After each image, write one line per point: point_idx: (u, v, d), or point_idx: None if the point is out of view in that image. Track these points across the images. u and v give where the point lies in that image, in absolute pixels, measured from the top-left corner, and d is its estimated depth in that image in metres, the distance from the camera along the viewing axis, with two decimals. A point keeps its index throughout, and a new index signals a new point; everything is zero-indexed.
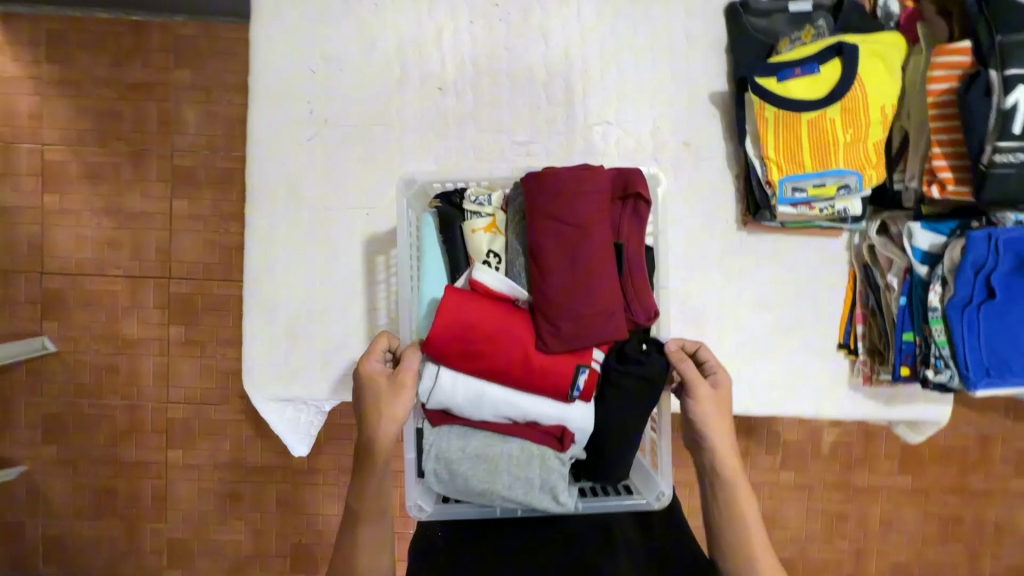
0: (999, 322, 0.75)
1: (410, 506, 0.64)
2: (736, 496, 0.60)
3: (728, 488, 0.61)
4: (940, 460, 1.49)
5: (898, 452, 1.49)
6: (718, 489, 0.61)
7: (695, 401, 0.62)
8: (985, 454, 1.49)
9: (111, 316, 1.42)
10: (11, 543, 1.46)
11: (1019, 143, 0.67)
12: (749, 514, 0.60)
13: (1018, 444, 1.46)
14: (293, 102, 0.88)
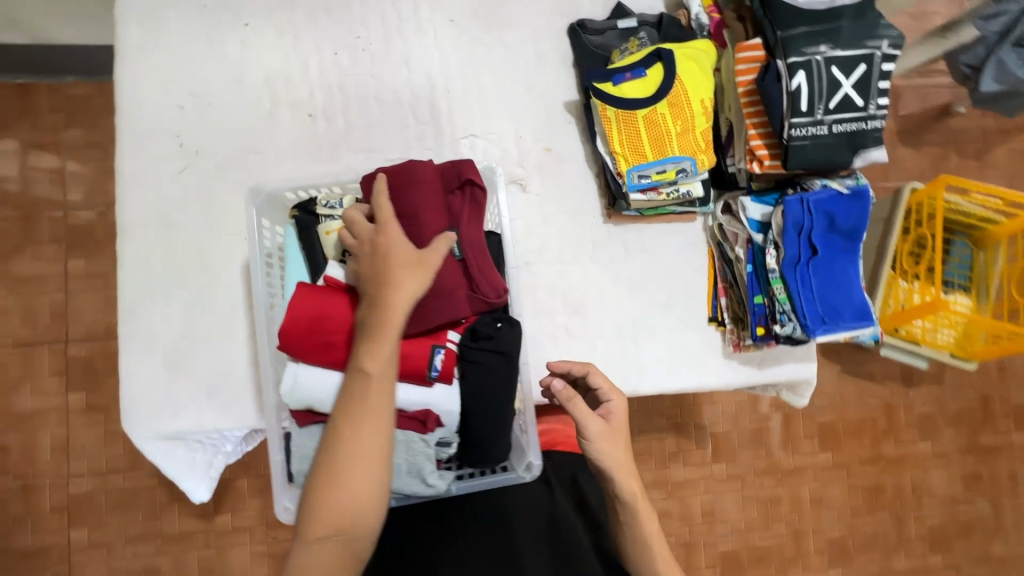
0: (826, 274, 0.85)
1: (279, 511, 0.66)
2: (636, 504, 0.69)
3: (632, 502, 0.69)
4: (854, 434, 1.56)
5: (817, 431, 1.55)
6: (625, 509, 0.69)
7: (592, 440, 0.69)
8: (891, 422, 1.58)
9: (2, 389, 1.33)
10: None
11: (808, 117, 0.78)
12: (648, 519, 0.69)
13: (917, 408, 1.57)
14: (164, 137, 0.90)
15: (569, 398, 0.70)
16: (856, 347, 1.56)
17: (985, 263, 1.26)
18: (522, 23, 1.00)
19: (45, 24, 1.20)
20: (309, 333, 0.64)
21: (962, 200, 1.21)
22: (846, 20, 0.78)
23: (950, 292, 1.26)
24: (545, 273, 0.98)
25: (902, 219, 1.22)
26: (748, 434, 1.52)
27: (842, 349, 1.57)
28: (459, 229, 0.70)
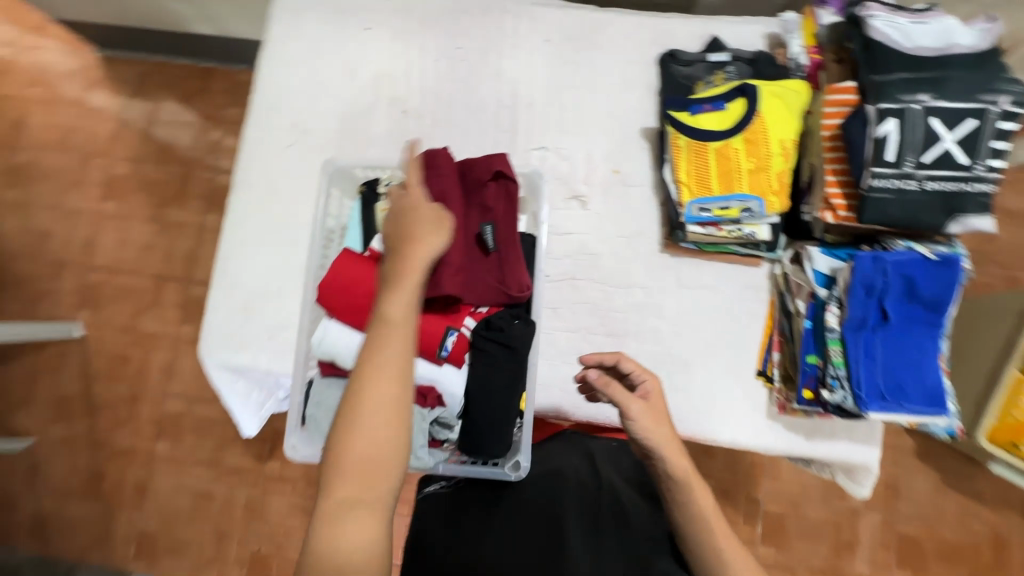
0: (894, 345, 0.75)
1: (286, 447, 0.72)
2: (690, 480, 0.65)
3: (685, 480, 0.66)
4: (945, 557, 1.31)
5: (895, 542, 1.32)
6: (676, 491, 0.66)
7: (634, 420, 0.66)
8: (996, 556, 1.31)
9: (136, 310, 1.61)
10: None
11: (894, 169, 0.71)
12: (704, 499, 0.66)
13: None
14: (284, 116, 1.05)
15: (604, 384, 0.68)
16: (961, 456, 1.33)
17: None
18: (614, 49, 1.03)
19: (233, 24, 1.49)
20: (343, 294, 0.71)
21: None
22: (957, 70, 0.70)
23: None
24: (591, 291, 0.97)
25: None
26: (805, 521, 1.33)
27: (940, 453, 1.35)
28: (492, 222, 0.75)
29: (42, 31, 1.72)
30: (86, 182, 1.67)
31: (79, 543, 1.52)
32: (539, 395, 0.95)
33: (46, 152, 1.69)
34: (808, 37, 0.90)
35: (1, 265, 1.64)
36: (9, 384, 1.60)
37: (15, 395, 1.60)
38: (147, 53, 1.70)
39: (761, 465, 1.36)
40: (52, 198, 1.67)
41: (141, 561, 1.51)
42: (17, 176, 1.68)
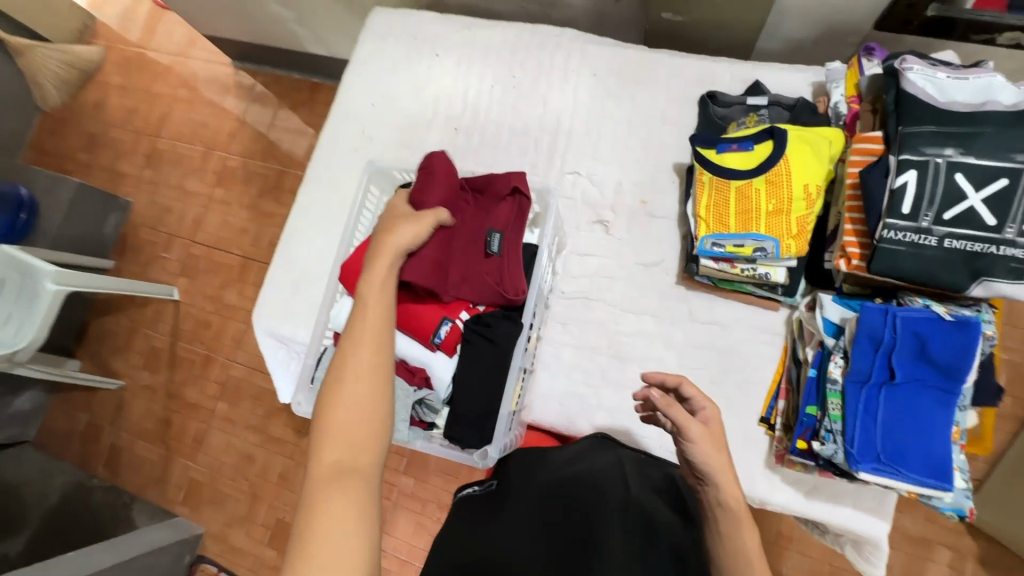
0: (900, 406, 0.71)
1: (295, 401, 0.84)
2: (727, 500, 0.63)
3: (733, 508, 0.63)
4: None
5: None
6: (724, 521, 0.62)
7: (699, 444, 0.64)
8: None
9: (222, 283, 1.85)
10: (88, 443, 1.81)
11: (909, 222, 0.69)
12: (748, 534, 0.61)
13: None
14: (355, 125, 1.21)
15: (668, 406, 0.66)
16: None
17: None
18: (658, 86, 1.08)
19: (339, 47, 1.72)
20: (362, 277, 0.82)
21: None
22: (991, 127, 0.68)
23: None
24: (601, 312, 1.00)
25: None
26: None
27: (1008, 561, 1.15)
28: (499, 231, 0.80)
29: (194, 45, 2.08)
30: (204, 171, 1.97)
31: (142, 479, 1.74)
32: (538, 404, 0.99)
33: (179, 142, 2.01)
34: (851, 87, 0.89)
35: (130, 232, 1.96)
36: (117, 331, 1.89)
37: (119, 341, 1.88)
38: (268, 67, 1.98)
39: (789, 535, 1.22)
40: (177, 181, 1.98)
41: (186, 505, 1.69)
42: (154, 160, 2.01)
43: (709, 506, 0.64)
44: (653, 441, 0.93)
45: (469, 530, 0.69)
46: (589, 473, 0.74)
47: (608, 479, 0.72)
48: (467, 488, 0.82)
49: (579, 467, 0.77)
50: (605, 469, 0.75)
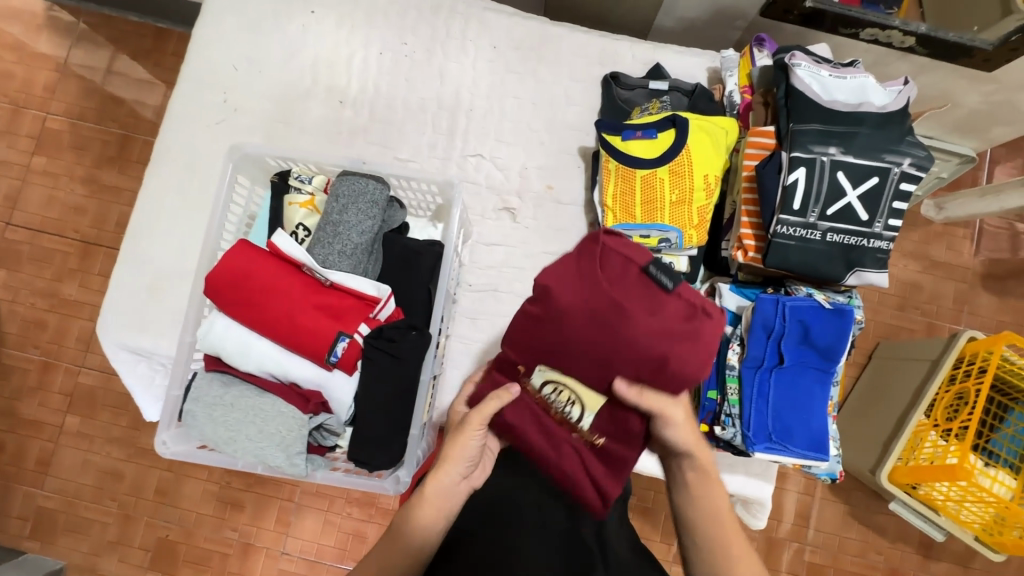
0: (788, 388, 0.77)
1: (156, 442, 0.69)
2: (704, 498, 0.63)
3: (705, 500, 0.63)
4: None
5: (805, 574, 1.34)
6: (697, 488, 0.63)
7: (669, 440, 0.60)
8: None
9: (56, 275, 1.52)
10: None
11: (799, 218, 0.73)
12: (715, 491, 0.63)
13: None
14: (214, 92, 1.01)
15: (638, 397, 0.57)
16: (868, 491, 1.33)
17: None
18: (561, 64, 1.02)
19: None
20: (235, 289, 0.68)
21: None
22: (866, 128, 0.73)
23: (990, 464, 1.11)
24: (510, 305, 0.95)
25: (949, 367, 1.12)
26: None
27: (854, 486, 1.35)
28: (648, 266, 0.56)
29: None
30: (15, 134, 1.57)
31: None
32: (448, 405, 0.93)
33: None
34: (744, 77, 0.92)
35: None
36: None
37: None
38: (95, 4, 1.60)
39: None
40: None
41: (35, 540, 1.42)
42: None
43: (682, 476, 0.64)
44: None
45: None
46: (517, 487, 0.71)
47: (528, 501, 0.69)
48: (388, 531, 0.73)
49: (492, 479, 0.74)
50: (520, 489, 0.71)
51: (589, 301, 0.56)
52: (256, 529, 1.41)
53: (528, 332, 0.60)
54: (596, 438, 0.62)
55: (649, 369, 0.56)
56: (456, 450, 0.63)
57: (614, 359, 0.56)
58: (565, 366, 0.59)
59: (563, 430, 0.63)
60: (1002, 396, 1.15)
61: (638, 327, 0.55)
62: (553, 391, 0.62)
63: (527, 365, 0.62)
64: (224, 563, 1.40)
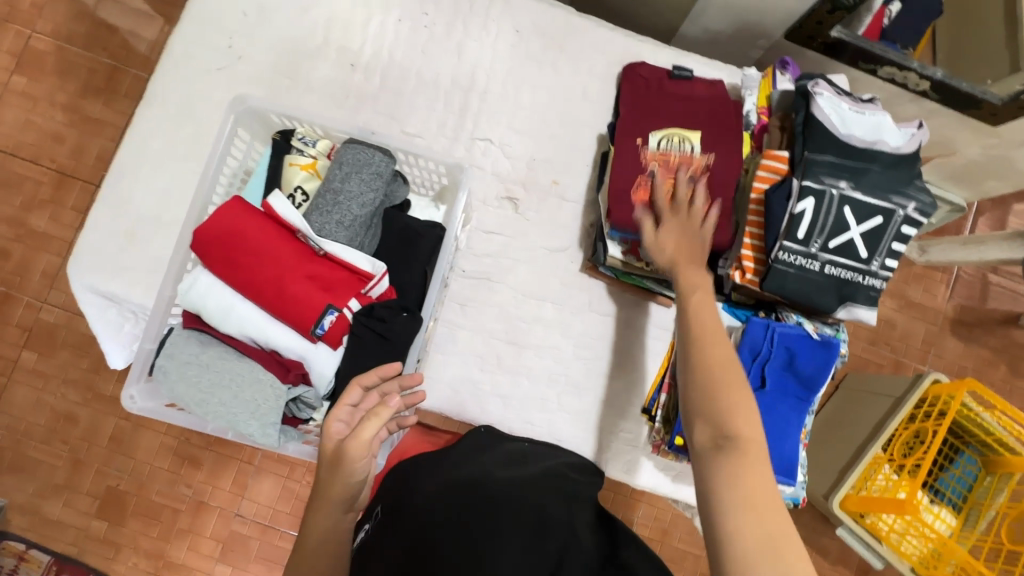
0: (767, 412, 0.78)
1: (124, 396, 0.66)
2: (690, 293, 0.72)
3: (692, 275, 0.73)
4: None
5: None
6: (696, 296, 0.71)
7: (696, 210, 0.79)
8: None
9: (26, 203, 1.44)
10: None
11: (801, 247, 0.73)
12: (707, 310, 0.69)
13: None
14: (219, 36, 0.96)
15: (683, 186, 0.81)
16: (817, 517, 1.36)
17: (986, 490, 1.14)
18: (582, 59, 1.00)
19: None
20: (224, 247, 0.65)
21: (987, 413, 1.10)
22: (877, 166, 0.73)
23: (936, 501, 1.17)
24: (500, 296, 0.95)
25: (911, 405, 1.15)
26: (677, 555, 1.33)
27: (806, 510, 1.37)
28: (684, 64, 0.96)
29: None
30: None
31: None
32: (428, 388, 0.93)
33: None
34: (763, 97, 0.90)
35: None
36: None
37: None
38: None
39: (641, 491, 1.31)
40: None
41: None
42: None
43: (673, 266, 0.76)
44: (542, 428, 0.93)
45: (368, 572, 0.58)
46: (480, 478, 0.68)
47: (497, 482, 0.67)
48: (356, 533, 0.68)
49: (469, 469, 0.71)
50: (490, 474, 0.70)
51: (667, 80, 0.92)
52: (212, 487, 1.38)
53: (633, 118, 0.88)
54: (711, 161, 0.84)
55: (717, 101, 0.89)
56: (328, 492, 0.58)
57: (695, 112, 0.88)
58: (675, 117, 0.88)
59: (682, 165, 0.85)
60: (954, 437, 1.20)
61: (699, 83, 0.92)
62: (667, 141, 0.86)
63: (643, 137, 0.87)
64: (175, 519, 1.37)
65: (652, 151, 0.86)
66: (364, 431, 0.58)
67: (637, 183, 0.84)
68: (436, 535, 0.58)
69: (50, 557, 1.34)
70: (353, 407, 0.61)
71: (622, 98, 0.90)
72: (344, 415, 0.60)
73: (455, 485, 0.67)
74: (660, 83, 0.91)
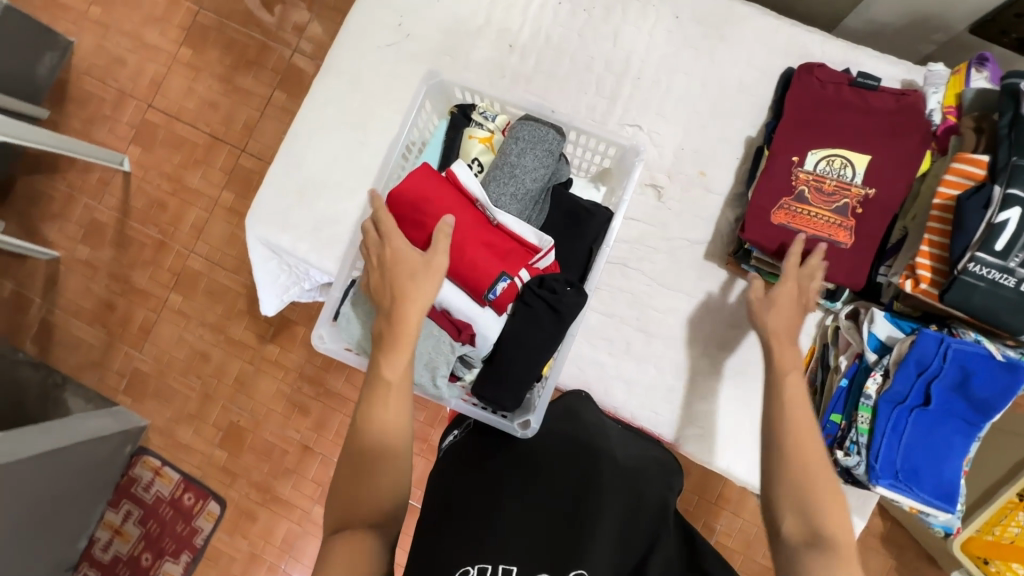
0: (924, 430, 0.75)
1: (315, 334, 0.77)
2: (781, 380, 0.68)
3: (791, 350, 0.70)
4: None
5: None
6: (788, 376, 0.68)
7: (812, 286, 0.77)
8: None
9: (183, 162, 1.60)
10: (14, 315, 1.59)
11: (999, 260, 0.67)
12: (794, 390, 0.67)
13: None
14: (390, 14, 1.02)
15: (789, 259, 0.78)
16: (925, 556, 1.22)
17: None
18: (741, 48, 0.97)
19: None
20: (412, 209, 0.70)
21: None
22: None
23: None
24: (633, 282, 0.95)
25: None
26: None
27: (906, 542, 1.22)
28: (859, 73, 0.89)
29: None
30: (169, 22, 1.64)
31: (76, 362, 1.56)
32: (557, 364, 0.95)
33: None
34: (951, 96, 0.84)
35: (72, 79, 1.64)
36: (50, 195, 1.62)
37: (52, 207, 1.61)
38: None
39: (729, 498, 1.24)
40: (132, 28, 1.64)
41: (128, 396, 1.54)
42: None
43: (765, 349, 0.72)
44: (665, 420, 0.91)
45: (450, 490, 0.66)
46: (599, 441, 0.68)
47: (609, 472, 0.63)
48: (448, 434, 0.82)
49: (579, 424, 0.72)
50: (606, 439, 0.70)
51: (836, 92, 0.86)
52: (318, 435, 1.48)
53: (794, 134, 0.85)
54: (868, 191, 0.82)
55: (888, 126, 0.83)
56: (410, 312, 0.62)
57: (870, 130, 0.83)
58: (837, 141, 0.84)
59: (837, 194, 0.82)
60: None
61: (873, 101, 0.85)
62: (826, 164, 0.83)
63: (800, 156, 0.84)
64: (283, 459, 1.48)
65: (806, 172, 0.84)
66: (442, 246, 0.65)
67: (778, 206, 0.83)
68: (515, 500, 0.61)
69: (179, 476, 1.50)
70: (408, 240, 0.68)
71: (789, 97, 0.88)
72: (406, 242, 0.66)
73: (569, 440, 0.68)
74: (839, 88, 0.87)
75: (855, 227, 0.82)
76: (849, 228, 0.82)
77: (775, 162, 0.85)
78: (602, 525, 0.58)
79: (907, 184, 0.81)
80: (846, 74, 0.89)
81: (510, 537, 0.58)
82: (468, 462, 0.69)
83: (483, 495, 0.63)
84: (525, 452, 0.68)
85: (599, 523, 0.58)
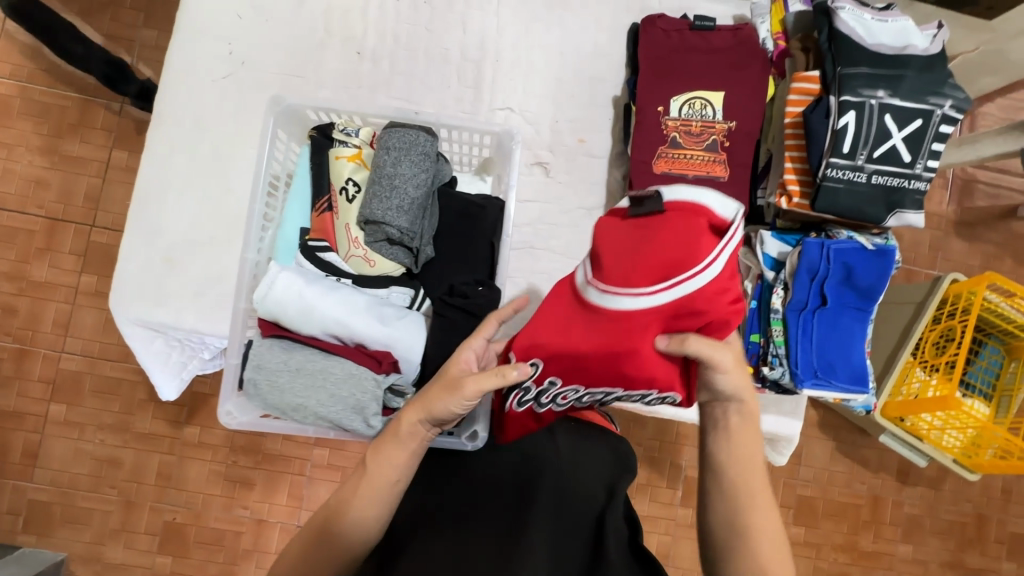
0: (828, 327, 0.83)
1: (223, 414, 0.69)
2: (752, 462, 0.60)
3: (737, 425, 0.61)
4: (866, 527, 1.34)
5: (828, 509, 1.33)
6: (735, 432, 0.61)
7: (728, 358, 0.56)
8: (916, 526, 1.35)
9: (23, 255, 1.38)
10: None
11: (848, 161, 0.75)
12: (751, 444, 0.61)
13: (946, 517, 1.35)
14: (217, 44, 0.93)
15: (681, 343, 0.53)
16: (856, 429, 1.36)
17: (1014, 375, 1.14)
18: (586, 12, 0.99)
19: None
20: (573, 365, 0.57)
21: (1009, 303, 1.08)
22: (912, 70, 0.75)
23: (968, 395, 1.16)
24: (547, 261, 0.94)
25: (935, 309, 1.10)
26: None
27: (839, 422, 1.35)
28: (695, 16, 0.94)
29: None
30: None
31: None
32: None
33: None
34: (776, 23, 0.92)
35: None
36: None
37: None
38: None
39: (688, 434, 1.30)
40: None
41: (30, 534, 1.32)
42: None
43: (725, 421, 0.62)
44: None
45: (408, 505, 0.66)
46: (539, 453, 0.69)
47: (546, 491, 0.63)
48: None
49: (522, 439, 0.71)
50: (545, 443, 0.70)
51: (680, 39, 0.90)
52: (269, 504, 1.36)
53: (654, 85, 0.88)
54: (730, 124, 0.87)
55: (731, 61, 0.89)
56: (434, 407, 0.58)
57: (716, 69, 0.88)
58: (693, 84, 0.88)
59: (704, 132, 0.87)
60: (979, 330, 1.17)
61: (713, 41, 0.90)
62: (688, 108, 0.87)
63: (665, 105, 0.88)
64: (238, 541, 1.34)
65: (673, 119, 0.87)
66: (473, 385, 0.56)
67: (657, 155, 0.87)
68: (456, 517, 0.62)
69: None
70: (484, 343, 0.62)
71: (640, 55, 0.91)
72: (473, 353, 0.61)
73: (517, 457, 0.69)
74: (682, 34, 0.91)
75: (727, 158, 0.87)
76: (723, 161, 0.87)
77: (644, 115, 0.87)
78: (534, 527, 0.59)
79: (759, 108, 0.88)
80: (684, 18, 0.93)
81: (450, 553, 0.57)
82: (433, 479, 0.69)
83: (444, 515, 0.62)
84: (471, 471, 0.68)
85: (533, 526, 0.59)
